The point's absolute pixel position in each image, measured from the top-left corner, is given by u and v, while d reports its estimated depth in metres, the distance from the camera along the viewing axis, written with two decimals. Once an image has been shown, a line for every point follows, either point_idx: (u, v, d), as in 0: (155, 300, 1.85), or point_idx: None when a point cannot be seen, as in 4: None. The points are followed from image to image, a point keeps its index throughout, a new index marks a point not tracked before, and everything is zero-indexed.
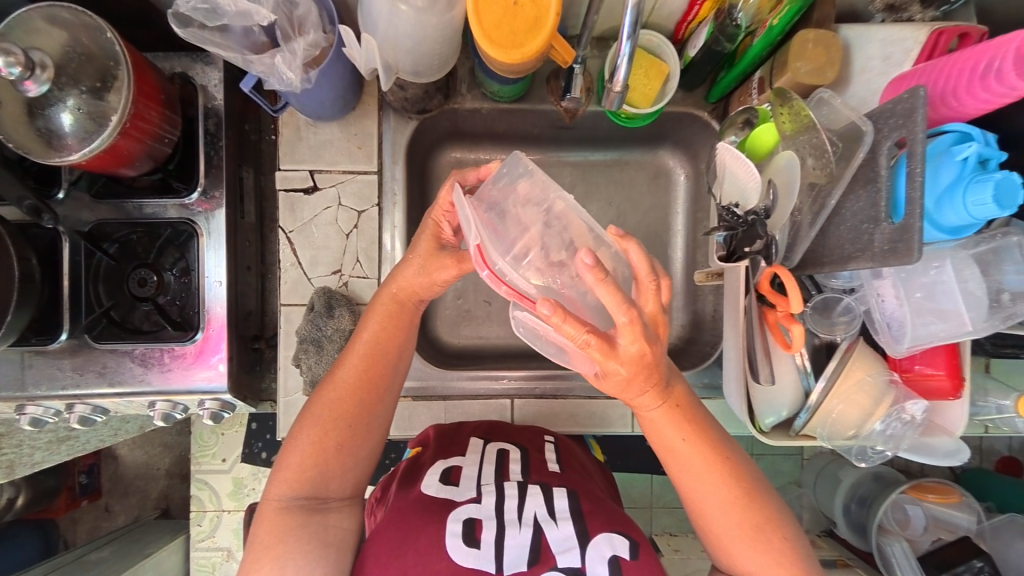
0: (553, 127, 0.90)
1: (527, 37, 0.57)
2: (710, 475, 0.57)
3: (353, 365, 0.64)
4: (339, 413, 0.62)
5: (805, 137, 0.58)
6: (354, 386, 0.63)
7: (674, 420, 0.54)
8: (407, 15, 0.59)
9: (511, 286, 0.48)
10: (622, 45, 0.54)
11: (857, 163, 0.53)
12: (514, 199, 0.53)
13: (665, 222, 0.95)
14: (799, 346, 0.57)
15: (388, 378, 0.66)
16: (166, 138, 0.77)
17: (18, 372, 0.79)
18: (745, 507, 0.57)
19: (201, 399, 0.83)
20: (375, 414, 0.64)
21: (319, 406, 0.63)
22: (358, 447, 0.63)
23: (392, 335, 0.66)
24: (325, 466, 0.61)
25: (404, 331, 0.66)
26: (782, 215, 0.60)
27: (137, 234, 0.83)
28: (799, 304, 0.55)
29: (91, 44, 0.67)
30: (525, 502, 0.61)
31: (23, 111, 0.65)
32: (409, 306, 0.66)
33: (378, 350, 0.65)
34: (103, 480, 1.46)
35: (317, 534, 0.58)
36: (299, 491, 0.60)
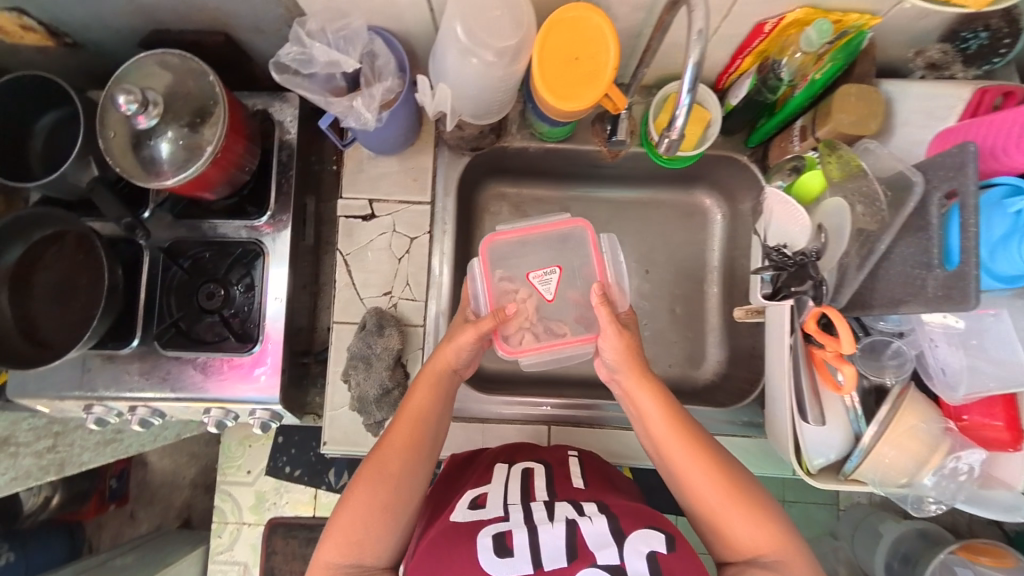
0: (594, 166, 0.95)
1: (586, 88, 0.62)
2: (690, 449, 0.63)
3: (399, 431, 0.67)
4: (385, 477, 0.64)
5: (854, 185, 0.60)
6: (399, 452, 0.66)
7: (652, 397, 0.66)
8: (477, 67, 0.64)
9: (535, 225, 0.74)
10: (682, 96, 0.58)
11: (909, 210, 0.54)
12: (541, 242, 0.74)
13: (700, 258, 0.98)
14: (852, 386, 0.58)
15: (430, 445, 0.68)
16: (246, 166, 0.86)
17: (89, 373, 0.86)
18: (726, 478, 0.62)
19: (252, 408, 0.87)
20: (413, 477, 0.65)
21: (366, 480, 0.64)
22: (404, 508, 0.64)
23: (433, 402, 0.69)
24: (373, 529, 0.62)
25: (443, 396, 0.71)
26: (833, 257, 0.62)
27: (209, 252, 0.90)
28: (850, 347, 0.56)
29: (193, 86, 0.77)
30: (555, 509, 0.63)
31: (131, 142, 0.75)
32: (444, 372, 0.71)
33: (422, 416, 0.68)
34: (131, 486, 1.51)
35: None
36: (350, 555, 0.61)
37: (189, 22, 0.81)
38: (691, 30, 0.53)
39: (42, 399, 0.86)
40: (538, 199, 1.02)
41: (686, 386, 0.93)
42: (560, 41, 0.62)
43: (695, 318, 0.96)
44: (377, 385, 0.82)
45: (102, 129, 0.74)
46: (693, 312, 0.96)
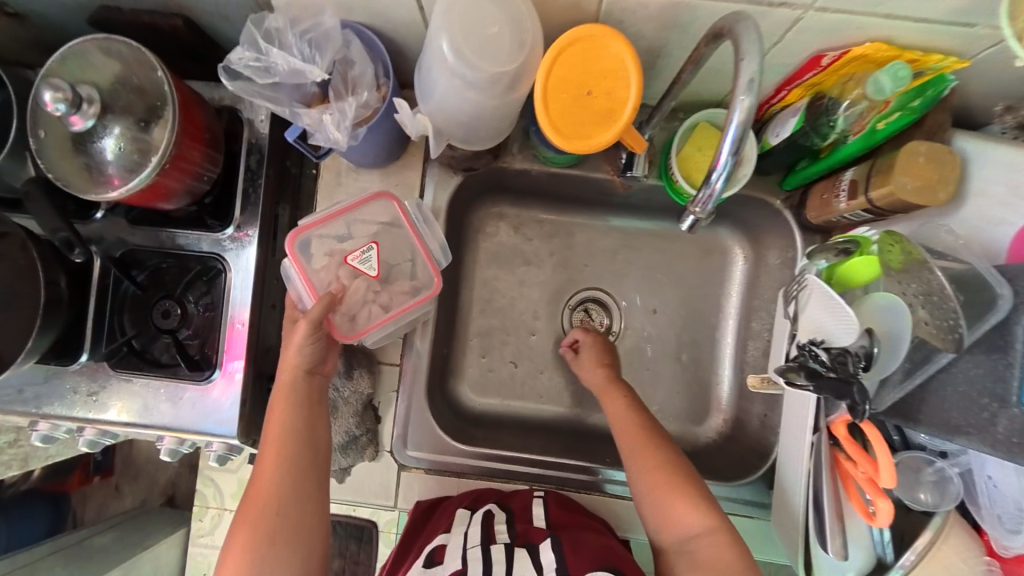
0: (605, 194, 0.84)
1: (597, 128, 0.51)
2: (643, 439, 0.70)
3: (265, 452, 0.63)
4: (263, 503, 0.61)
5: (914, 280, 0.53)
6: (272, 475, 0.62)
7: (620, 405, 0.74)
8: (473, 93, 0.53)
9: (325, 216, 0.72)
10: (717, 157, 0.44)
11: (989, 325, 0.49)
12: (347, 224, 0.74)
13: (715, 303, 0.88)
14: (886, 522, 0.50)
15: (308, 456, 0.64)
16: (206, 175, 0.75)
17: (34, 387, 0.79)
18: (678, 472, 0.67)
19: (209, 441, 0.79)
20: (299, 492, 0.62)
21: (249, 507, 0.61)
22: (301, 525, 0.61)
23: (295, 412, 0.65)
24: (266, 564, 0.59)
25: (309, 403, 0.65)
26: (883, 370, 0.54)
27: (167, 264, 0.81)
28: (889, 480, 0.48)
29: (142, 81, 0.66)
30: (513, 565, 0.59)
31: (71, 145, 0.65)
32: (296, 380, 0.65)
33: (287, 430, 0.64)
34: (117, 460, 1.45)
35: None
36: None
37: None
38: (738, 83, 0.42)
39: None
40: (540, 222, 0.91)
41: (684, 445, 0.85)
42: (568, 67, 0.50)
43: (703, 371, 0.87)
44: (344, 431, 0.73)
45: (32, 129, 0.65)
46: (701, 364, 0.88)
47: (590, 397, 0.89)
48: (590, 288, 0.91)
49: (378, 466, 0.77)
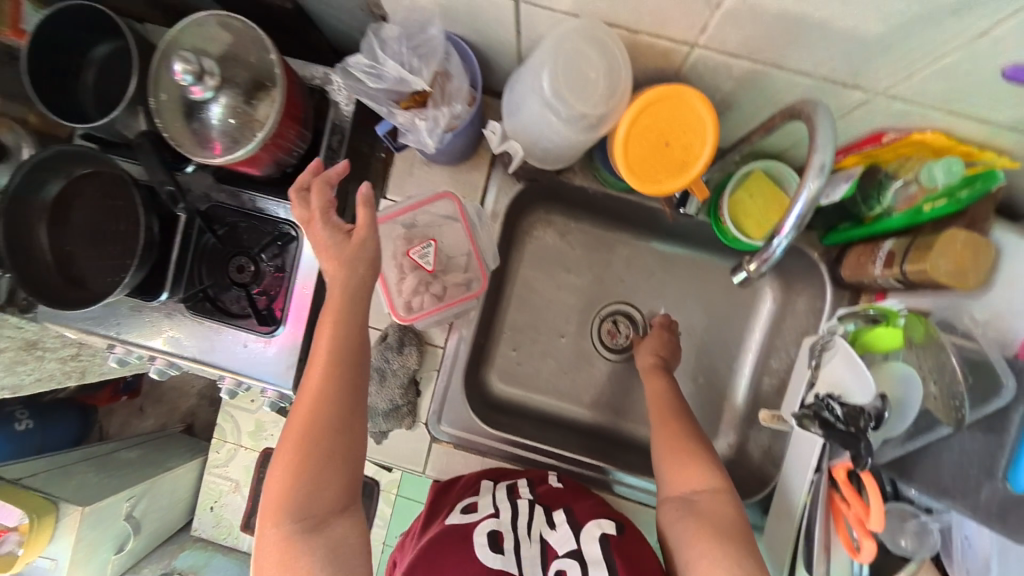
0: (651, 218, 0.90)
1: (669, 176, 0.56)
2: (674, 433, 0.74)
3: (318, 357, 0.66)
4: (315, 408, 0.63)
5: (932, 353, 0.60)
6: (321, 378, 0.64)
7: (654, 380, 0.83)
8: (565, 131, 0.61)
9: (400, 212, 0.82)
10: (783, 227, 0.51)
11: (991, 410, 0.56)
12: (419, 220, 0.83)
13: (739, 335, 0.94)
14: (866, 558, 0.56)
15: (357, 366, 0.67)
16: (295, 151, 0.82)
17: (118, 316, 0.90)
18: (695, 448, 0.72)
19: (264, 388, 0.89)
20: (336, 419, 0.63)
21: (291, 426, 0.64)
22: (337, 450, 0.63)
23: (347, 322, 0.66)
24: (315, 471, 0.62)
25: (348, 328, 0.66)
26: (890, 430, 0.62)
27: (244, 223, 0.89)
28: (877, 523, 0.54)
29: (256, 62, 0.74)
30: (534, 519, 0.71)
31: (190, 110, 0.74)
32: (354, 284, 0.66)
33: (342, 340, 0.66)
34: None
35: (322, 546, 0.60)
36: (297, 509, 0.61)
37: None
38: (810, 165, 0.47)
39: (74, 327, 0.91)
40: (586, 234, 0.97)
41: None
42: (652, 119, 0.55)
43: (717, 395, 0.94)
44: (388, 399, 0.82)
45: (155, 91, 0.73)
46: (716, 389, 0.94)
47: (607, 402, 0.97)
48: (623, 303, 0.97)
49: (413, 436, 0.86)
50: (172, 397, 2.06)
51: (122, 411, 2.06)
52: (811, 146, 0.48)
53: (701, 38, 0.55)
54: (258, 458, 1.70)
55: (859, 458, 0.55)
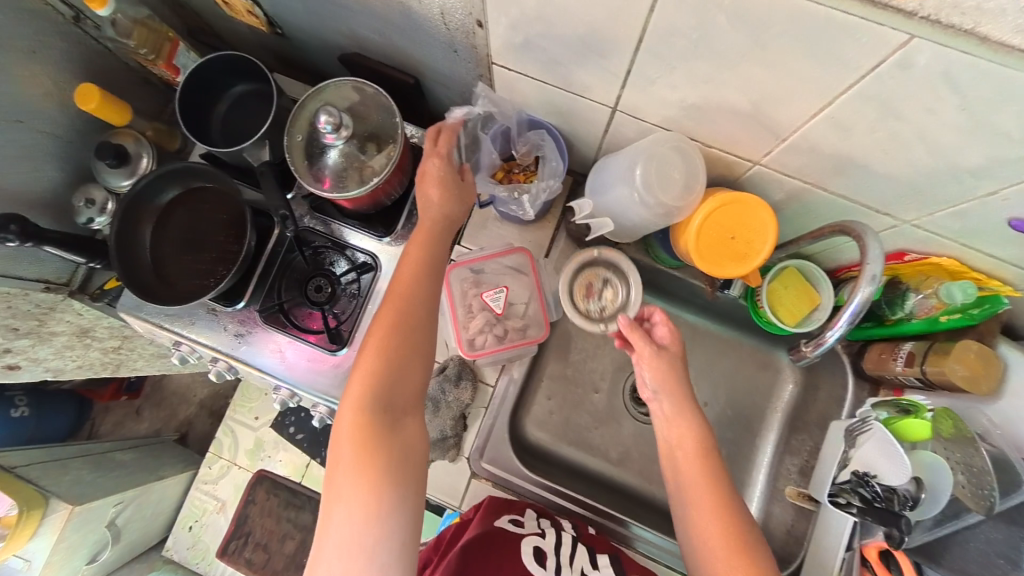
0: (691, 295, 0.99)
1: (730, 264, 0.69)
2: (704, 483, 0.69)
3: (400, 276, 0.77)
4: (394, 324, 0.73)
5: (959, 447, 0.66)
6: (400, 298, 0.75)
7: (663, 368, 0.76)
8: (634, 213, 0.74)
9: (476, 258, 0.92)
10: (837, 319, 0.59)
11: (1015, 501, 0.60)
12: (491, 267, 0.92)
13: (762, 413, 1.00)
14: None
15: (431, 284, 0.78)
16: (391, 195, 0.94)
17: (194, 317, 0.97)
18: (716, 495, 0.68)
19: (316, 403, 0.96)
20: (415, 334, 0.74)
21: (374, 337, 0.73)
22: (413, 359, 0.73)
23: (431, 249, 0.78)
24: (390, 379, 0.71)
25: (438, 245, 0.79)
26: (922, 513, 0.66)
27: (328, 249, 0.98)
28: None
29: (381, 121, 0.88)
30: (576, 554, 0.76)
31: (315, 151, 0.86)
32: (435, 224, 0.79)
33: (422, 262, 0.78)
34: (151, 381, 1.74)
35: (396, 444, 0.68)
36: (379, 405, 0.69)
37: (391, 59, 0.91)
38: (864, 274, 0.56)
39: (149, 322, 0.98)
40: None
41: None
42: (723, 217, 0.67)
43: (739, 469, 0.98)
44: (439, 429, 0.88)
45: (291, 132, 0.86)
46: (738, 462, 0.98)
47: (633, 461, 1.01)
48: None
49: (453, 469, 0.90)
50: (172, 403, 2.04)
51: (118, 410, 2.04)
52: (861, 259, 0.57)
53: (764, 158, 0.68)
54: (252, 477, 1.66)
55: (898, 535, 0.63)
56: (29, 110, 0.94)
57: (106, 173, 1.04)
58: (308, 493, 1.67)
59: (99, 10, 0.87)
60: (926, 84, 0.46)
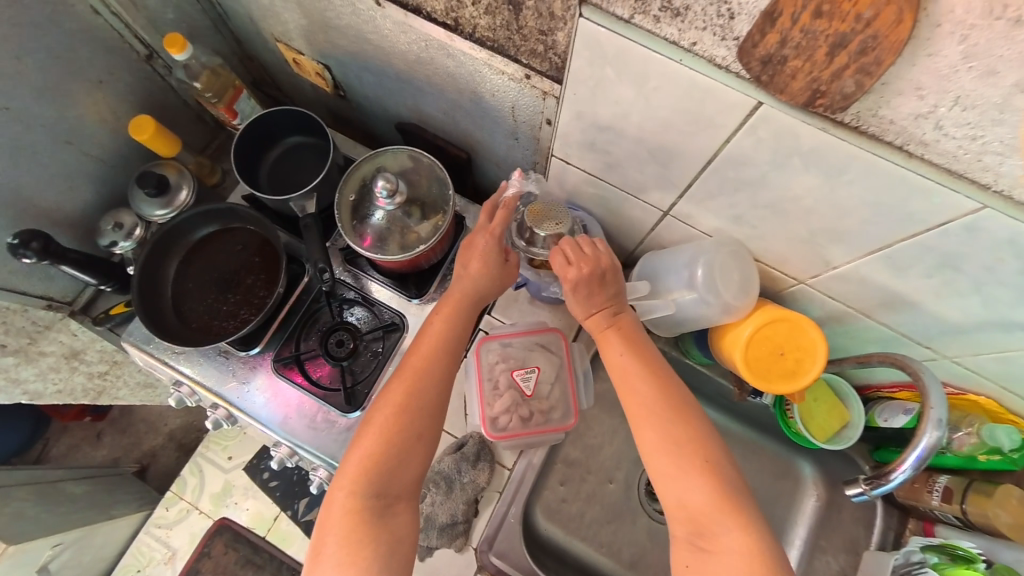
0: (716, 393, 0.98)
1: (778, 378, 0.70)
2: (655, 406, 0.63)
3: (420, 348, 0.73)
4: (403, 400, 0.69)
5: None
6: (414, 373, 0.71)
7: (620, 331, 0.69)
8: (700, 316, 0.75)
9: (510, 333, 0.90)
10: (905, 462, 0.59)
11: None
12: (521, 342, 0.90)
13: (783, 529, 0.94)
14: None
15: (449, 358, 0.73)
16: (431, 260, 0.94)
17: (202, 358, 0.92)
18: (674, 416, 0.62)
19: (318, 466, 0.89)
20: (422, 417, 0.69)
21: (378, 415, 0.68)
22: (416, 444, 0.68)
23: (454, 322, 0.75)
24: (390, 462, 0.66)
25: (464, 318, 0.75)
26: None
27: (356, 304, 0.96)
28: None
29: (432, 191, 0.90)
30: None
31: (363, 211, 0.88)
32: (465, 294, 0.77)
33: (444, 334, 0.74)
34: None
35: (385, 534, 0.64)
36: (372, 491, 0.64)
37: (449, 133, 0.95)
38: (929, 417, 0.57)
39: (154, 359, 0.92)
40: None
41: None
42: (773, 331, 0.70)
43: None
44: (449, 513, 0.81)
45: (344, 190, 0.88)
46: None
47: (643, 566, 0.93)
48: None
49: (459, 560, 0.83)
50: (138, 431, 1.90)
51: (77, 432, 1.89)
52: (924, 401, 0.59)
53: (810, 279, 0.70)
54: (210, 527, 1.51)
55: None
56: (84, 134, 0.94)
57: (142, 201, 1.01)
58: (270, 550, 1.52)
59: (177, 55, 0.89)
60: (989, 246, 0.50)
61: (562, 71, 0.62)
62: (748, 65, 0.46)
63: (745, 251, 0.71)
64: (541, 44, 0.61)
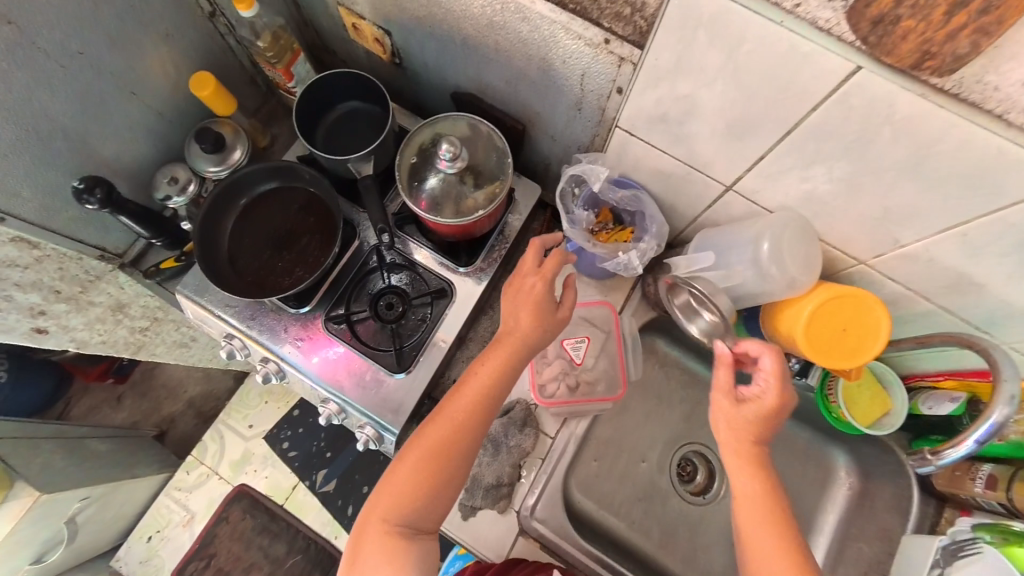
0: (754, 377, 0.99)
1: (837, 354, 0.71)
2: (746, 461, 0.73)
3: (464, 393, 0.72)
4: (441, 442, 0.70)
5: None
6: (455, 420, 0.71)
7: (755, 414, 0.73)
8: (759, 290, 0.76)
9: (557, 303, 0.93)
10: (968, 440, 0.59)
11: None
12: None
13: (814, 516, 0.95)
14: None
15: (490, 408, 0.73)
16: (483, 228, 0.95)
17: (254, 312, 0.93)
18: (756, 470, 0.72)
19: (363, 424, 0.90)
20: (455, 463, 0.70)
21: (415, 451, 0.70)
22: (446, 486, 0.70)
23: (497, 377, 0.73)
24: (421, 496, 0.69)
25: (505, 376, 0.73)
26: None
27: (406, 269, 0.97)
28: None
29: (490, 158, 0.90)
30: None
31: (422, 174, 0.89)
32: (517, 342, 0.74)
33: (485, 389, 0.72)
34: None
35: (411, 561, 0.66)
36: (402, 521, 0.68)
37: (506, 105, 0.96)
38: (1000, 394, 0.58)
39: (207, 312, 0.94)
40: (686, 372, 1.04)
41: None
42: (838, 308, 0.69)
43: None
44: (495, 475, 0.82)
45: (404, 153, 0.90)
46: None
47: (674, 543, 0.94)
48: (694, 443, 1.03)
49: (502, 522, 0.84)
50: (159, 396, 1.92)
51: (99, 393, 1.91)
52: (993, 377, 0.59)
53: (871, 260, 0.71)
54: (230, 493, 1.53)
55: None
56: (147, 87, 0.96)
57: (197, 157, 1.03)
58: (288, 519, 1.53)
59: (245, 11, 0.90)
60: None
61: (646, 35, 0.62)
62: (856, 27, 0.46)
63: (810, 228, 0.71)
64: (629, 7, 0.61)
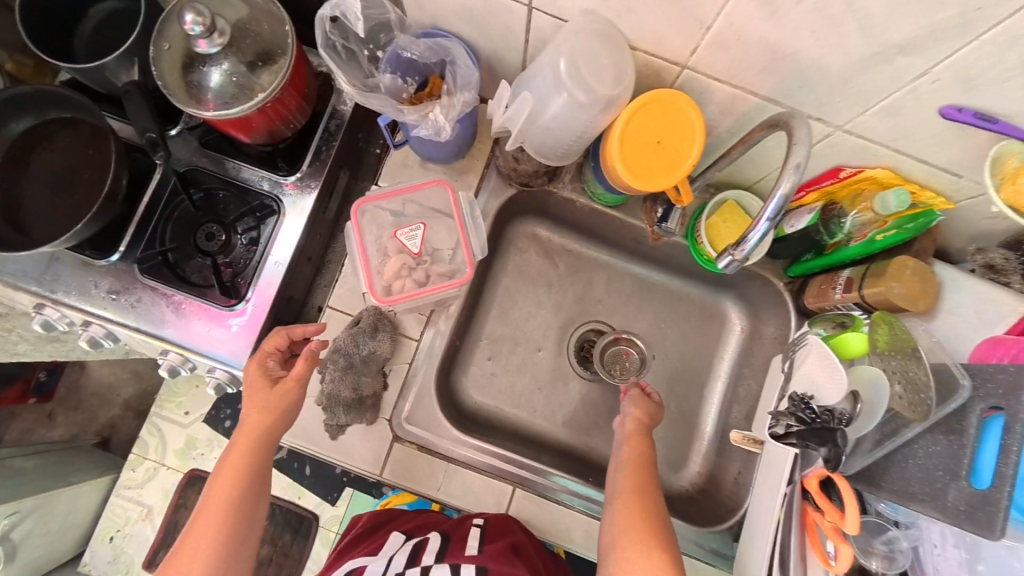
0: (633, 239, 0.93)
1: (661, 172, 0.67)
2: (637, 469, 0.71)
3: (238, 442, 0.70)
4: (230, 489, 0.67)
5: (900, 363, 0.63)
6: (238, 467, 0.68)
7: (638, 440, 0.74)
8: (578, 119, 0.66)
9: (389, 194, 0.80)
10: (760, 221, 0.57)
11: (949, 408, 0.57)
12: (404, 203, 0.81)
13: (709, 365, 0.94)
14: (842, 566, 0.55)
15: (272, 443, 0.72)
16: (293, 124, 0.82)
17: (54, 272, 0.80)
18: (633, 474, 0.71)
19: (212, 367, 0.81)
20: (249, 501, 0.68)
21: (203, 514, 0.65)
22: (247, 526, 0.67)
23: (271, 416, 0.71)
24: (219, 546, 0.64)
25: (279, 417, 0.72)
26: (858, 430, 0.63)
27: (224, 192, 0.84)
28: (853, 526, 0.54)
29: (268, 31, 0.75)
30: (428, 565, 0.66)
31: (186, 62, 0.73)
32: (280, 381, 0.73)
33: (260, 428, 0.70)
34: (58, 384, 1.64)
35: None
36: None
37: None
38: (789, 163, 0.54)
39: None
40: (568, 250, 0.98)
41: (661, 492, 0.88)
42: (651, 119, 0.65)
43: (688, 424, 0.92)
44: (352, 388, 0.76)
45: (158, 39, 0.73)
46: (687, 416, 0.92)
47: (575, 420, 0.93)
48: (592, 321, 0.96)
49: (373, 434, 0.81)
50: None
51: None
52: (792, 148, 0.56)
53: (692, 58, 0.62)
54: None
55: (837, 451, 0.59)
56: None
57: None
58: None
59: None
60: None
61: None
62: None
63: (617, 33, 0.61)
64: None
